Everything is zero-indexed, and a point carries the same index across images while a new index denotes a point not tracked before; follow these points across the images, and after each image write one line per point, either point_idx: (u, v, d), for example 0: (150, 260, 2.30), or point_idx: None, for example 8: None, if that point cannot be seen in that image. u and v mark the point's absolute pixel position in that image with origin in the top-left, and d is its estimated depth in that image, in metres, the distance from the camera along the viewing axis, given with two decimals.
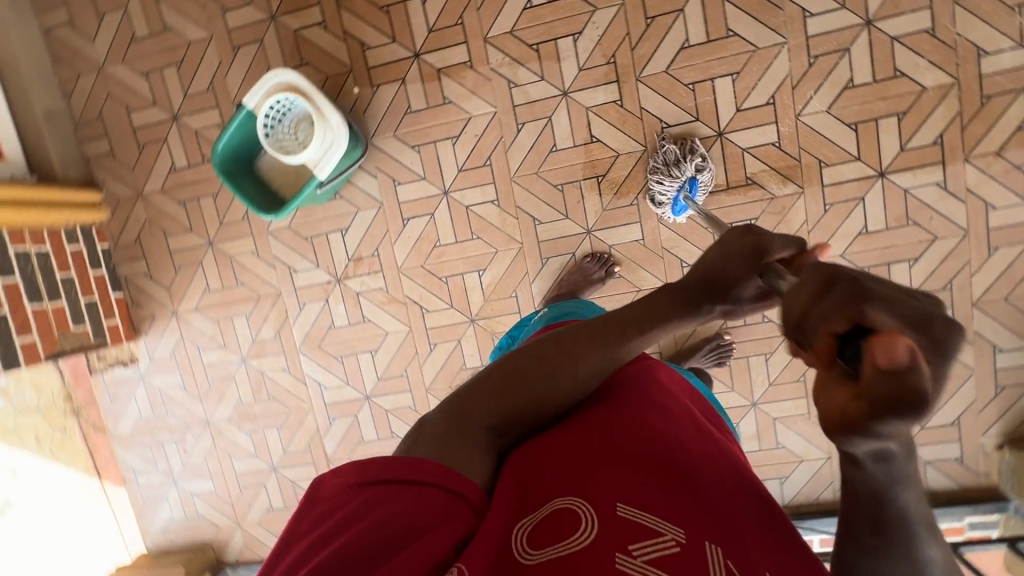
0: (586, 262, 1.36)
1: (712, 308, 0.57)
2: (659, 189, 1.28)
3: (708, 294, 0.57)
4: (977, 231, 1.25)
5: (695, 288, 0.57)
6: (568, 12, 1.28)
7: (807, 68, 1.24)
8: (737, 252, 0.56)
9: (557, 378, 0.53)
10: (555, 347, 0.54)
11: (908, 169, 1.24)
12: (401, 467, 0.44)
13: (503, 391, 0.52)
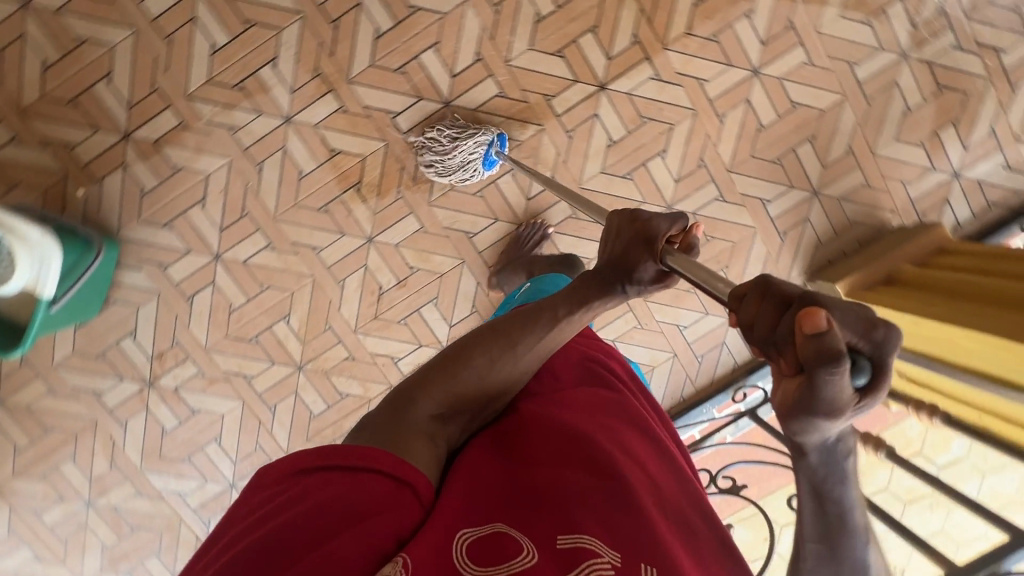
0: (522, 231, 1.35)
1: (621, 288, 0.69)
2: (460, 164, 1.28)
3: (608, 278, 0.69)
4: (702, 106, 1.34)
5: (607, 267, 0.69)
6: (255, 42, 1.27)
7: (496, 16, 1.28)
8: (631, 237, 0.69)
9: (490, 363, 0.64)
10: (492, 339, 0.65)
11: (622, 75, 1.32)
12: (354, 455, 0.50)
13: (444, 379, 0.62)
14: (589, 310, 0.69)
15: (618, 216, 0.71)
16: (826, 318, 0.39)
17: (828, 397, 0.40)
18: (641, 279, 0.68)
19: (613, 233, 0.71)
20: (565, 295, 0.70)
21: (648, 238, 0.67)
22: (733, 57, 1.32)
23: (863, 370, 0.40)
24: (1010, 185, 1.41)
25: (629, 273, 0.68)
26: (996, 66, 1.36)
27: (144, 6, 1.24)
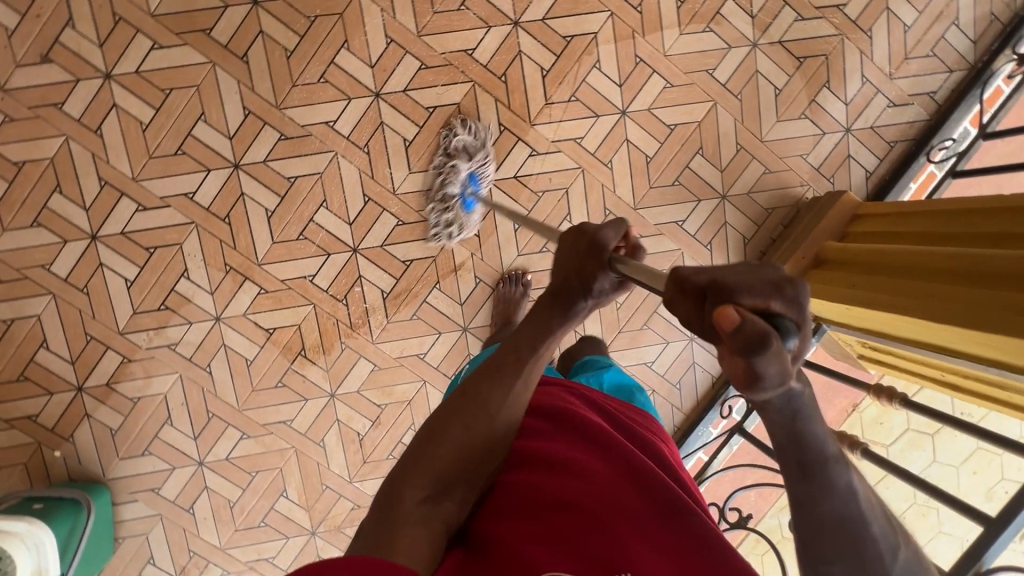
0: (500, 289, 1.38)
1: (581, 304, 0.71)
2: (445, 204, 1.34)
3: (566, 298, 0.71)
4: (587, 160, 1.38)
5: (562, 286, 0.71)
6: (163, 263, 1.33)
7: (369, 157, 1.34)
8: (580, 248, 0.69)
9: (467, 430, 0.65)
10: (464, 403, 0.67)
11: (503, 162, 1.37)
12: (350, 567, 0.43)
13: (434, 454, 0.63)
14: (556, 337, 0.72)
15: (567, 232, 0.71)
16: (739, 308, 0.40)
17: (771, 371, 0.40)
18: (600, 290, 0.69)
19: (564, 253, 0.71)
20: (530, 332, 0.72)
21: (596, 245, 0.67)
22: (597, 107, 1.37)
23: (792, 335, 0.41)
24: (903, 120, 1.44)
25: (589, 289, 0.69)
26: (844, 20, 1.40)
27: (53, 270, 1.31)
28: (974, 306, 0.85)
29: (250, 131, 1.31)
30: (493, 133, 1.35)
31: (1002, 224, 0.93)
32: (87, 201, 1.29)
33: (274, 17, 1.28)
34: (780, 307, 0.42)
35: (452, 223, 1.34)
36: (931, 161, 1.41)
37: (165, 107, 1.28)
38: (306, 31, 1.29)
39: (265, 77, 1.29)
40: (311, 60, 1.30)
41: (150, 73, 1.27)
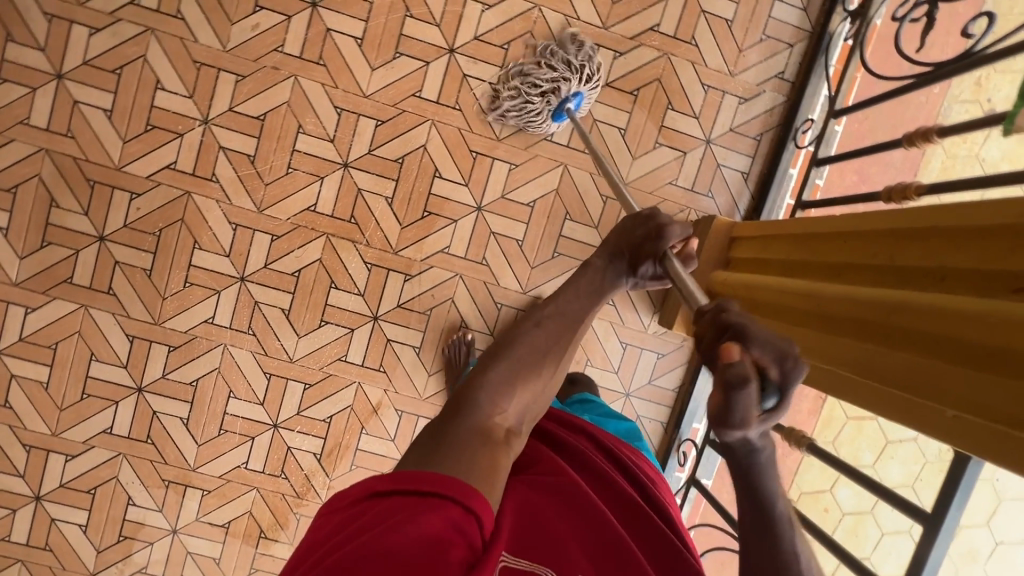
0: (450, 349, 1.36)
1: (625, 282, 0.83)
2: (527, 97, 1.27)
3: (618, 270, 0.83)
4: (461, 265, 1.38)
5: (623, 257, 0.82)
6: (108, 498, 1.38)
7: (257, 337, 1.37)
8: (636, 236, 0.82)
9: (528, 376, 0.71)
10: (535, 329, 0.75)
11: (383, 296, 1.38)
12: (424, 483, 0.54)
13: (497, 376, 0.69)
14: (606, 296, 0.82)
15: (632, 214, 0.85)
16: (742, 354, 0.49)
17: (743, 414, 0.49)
18: (642, 274, 0.82)
19: (635, 225, 0.83)
20: (590, 284, 0.81)
21: (660, 237, 0.80)
22: (452, 212, 1.37)
23: (771, 396, 0.50)
24: (761, 110, 1.38)
25: (633, 270, 0.82)
26: (663, 39, 1.36)
27: (13, 539, 1.37)
28: (841, 366, 0.77)
29: (141, 353, 1.35)
30: (363, 275, 1.37)
31: (841, 254, 0.86)
32: (20, 468, 1.36)
33: (123, 244, 1.32)
34: (778, 369, 0.49)
35: (541, 117, 1.30)
36: (800, 147, 1.35)
37: (57, 361, 1.34)
38: (157, 246, 1.33)
39: (136, 299, 1.34)
40: (172, 268, 1.34)
41: (32, 336, 1.33)
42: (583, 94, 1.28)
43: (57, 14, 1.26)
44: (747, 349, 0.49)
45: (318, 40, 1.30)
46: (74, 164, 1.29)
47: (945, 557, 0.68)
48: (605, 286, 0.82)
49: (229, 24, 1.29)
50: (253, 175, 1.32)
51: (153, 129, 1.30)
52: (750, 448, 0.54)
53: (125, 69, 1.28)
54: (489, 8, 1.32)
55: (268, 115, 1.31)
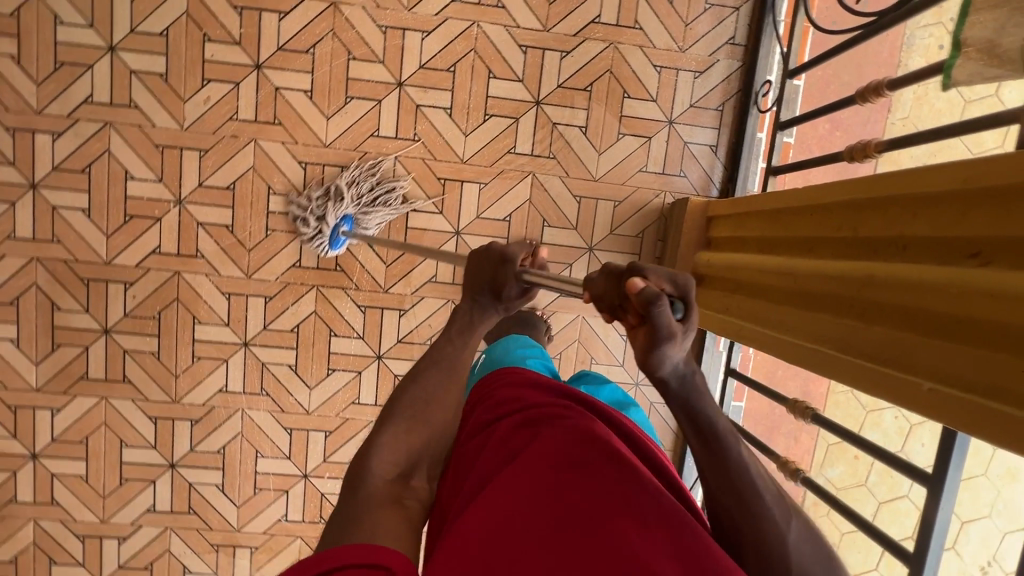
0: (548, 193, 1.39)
1: (494, 312, 0.82)
2: (326, 202, 1.33)
3: (485, 303, 0.81)
4: (451, 290, 1.41)
5: (482, 284, 0.80)
6: (165, 570, 1.45)
7: (271, 395, 1.41)
8: (490, 267, 0.79)
9: (416, 422, 0.71)
10: (413, 381, 0.75)
11: (382, 334, 1.41)
12: (331, 556, 0.51)
13: (393, 433, 0.69)
14: (478, 329, 0.81)
15: (478, 249, 0.82)
16: (645, 280, 0.51)
17: (664, 327, 0.50)
18: (511, 298, 0.80)
19: (483, 261, 0.80)
20: (460, 326, 0.80)
21: (507, 260, 0.78)
22: (433, 241, 1.39)
23: (679, 308, 0.52)
24: (717, 81, 1.37)
25: (500, 295, 0.80)
26: (607, 29, 1.35)
27: None
28: (824, 345, 0.77)
29: (166, 432, 1.41)
30: (359, 318, 1.40)
31: (810, 229, 0.86)
32: (80, 556, 1.43)
33: (127, 333, 1.37)
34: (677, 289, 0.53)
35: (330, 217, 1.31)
36: (763, 111, 1.34)
37: (91, 453, 1.40)
38: (159, 328, 1.37)
39: (150, 382, 1.39)
40: (178, 346, 1.38)
41: (63, 434, 1.39)
42: (350, 215, 1.34)
43: (18, 126, 1.29)
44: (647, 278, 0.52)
45: (269, 100, 1.32)
46: (65, 266, 1.34)
47: (951, 515, 0.70)
48: (475, 323, 0.81)
49: (182, 102, 1.31)
50: (235, 243, 1.36)
51: (131, 218, 1.34)
52: (676, 369, 0.54)
53: (93, 166, 1.32)
54: (428, 34, 1.32)
55: (236, 183, 1.34)
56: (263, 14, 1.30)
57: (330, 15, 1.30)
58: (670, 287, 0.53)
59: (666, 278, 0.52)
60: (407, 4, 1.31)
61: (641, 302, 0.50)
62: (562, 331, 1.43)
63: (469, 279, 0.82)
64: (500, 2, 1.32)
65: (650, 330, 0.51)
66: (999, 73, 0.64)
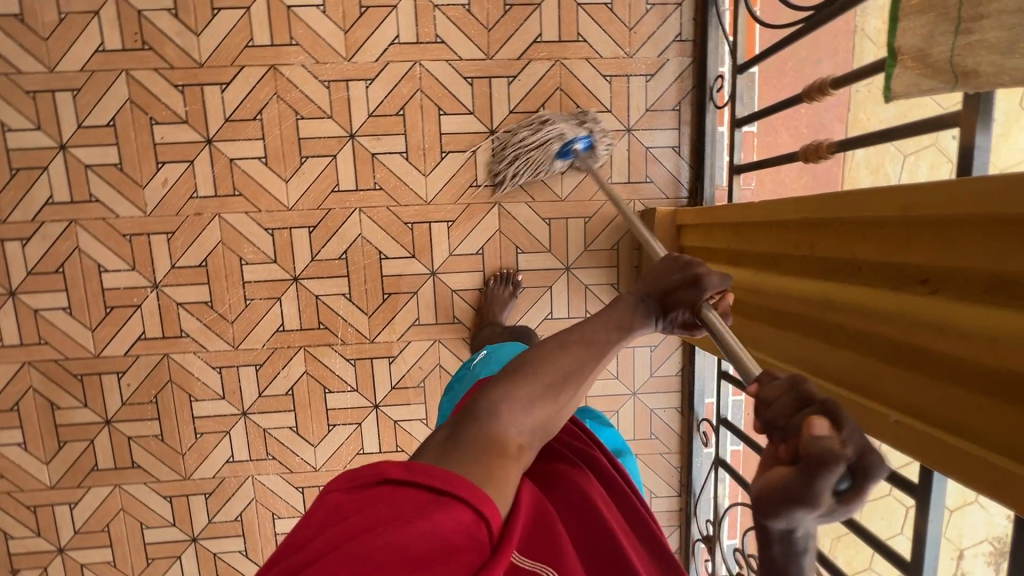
0: (493, 283, 1.38)
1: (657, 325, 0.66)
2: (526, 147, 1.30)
3: (644, 316, 0.65)
4: (436, 330, 1.41)
5: (654, 297, 0.65)
6: None
7: (278, 458, 1.43)
8: (677, 279, 0.65)
9: (550, 393, 0.60)
10: (559, 351, 0.62)
11: (375, 384, 1.42)
12: (437, 476, 0.51)
13: (528, 395, 0.59)
14: (628, 338, 0.65)
15: (670, 256, 0.68)
16: (828, 430, 0.37)
17: (813, 497, 0.37)
18: (673, 318, 0.65)
19: (670, 268, 0.66)
20: (613, 321, 0.64)
21: (696, 286, 0.64)
22: (410, 286, 1.39)
23: (849, 482, 0.38)
24: (670, 81, 1.35)
25: (667, 312, 0.65)
26: (550, 48, 1.33)
27: None
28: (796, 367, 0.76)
29: (183, 509, 1.44)
30: (351, 371, 1.41)
31: (772, 244, 0.85)
32: None
33: (129, 420, 1.39)
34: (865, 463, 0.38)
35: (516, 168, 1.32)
36: (720, 106, 1.32)
37: (114, 539, 1.44)
38: (158, 411, 1.39)
39: (159, 464, 1.41)
40: (180, 425, 1.40)
41: (86, 525, 1.42)
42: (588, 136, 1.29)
43: None
44: (839, 427, 0.38)
45: (226, 173, 1.32)
46: (57, 365, 1.36)
47: (942, 526, 0.70)
48: (627, 329, 0.64)
49: (141, 189, 1.32)
50: (217, 318, 1.37)
51: (113, 309, 1.35)
52: (799, 533, 0.41)
53: (66, 265, 1.33)
54: (371, 81, 1.31)
55: (208, 259, 1.35)
56: (205, 88, 1.29)
57: (271, 79, 1.29)
58: (861, 447, 0.38)
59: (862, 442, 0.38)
60: (346, 55, 1.30)
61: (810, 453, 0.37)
62: None
63: (651, 280, 0.66)
64: (439, 37, 1.30)
65: (798, 487, 0.37)
66: (934, 84, 0.62)
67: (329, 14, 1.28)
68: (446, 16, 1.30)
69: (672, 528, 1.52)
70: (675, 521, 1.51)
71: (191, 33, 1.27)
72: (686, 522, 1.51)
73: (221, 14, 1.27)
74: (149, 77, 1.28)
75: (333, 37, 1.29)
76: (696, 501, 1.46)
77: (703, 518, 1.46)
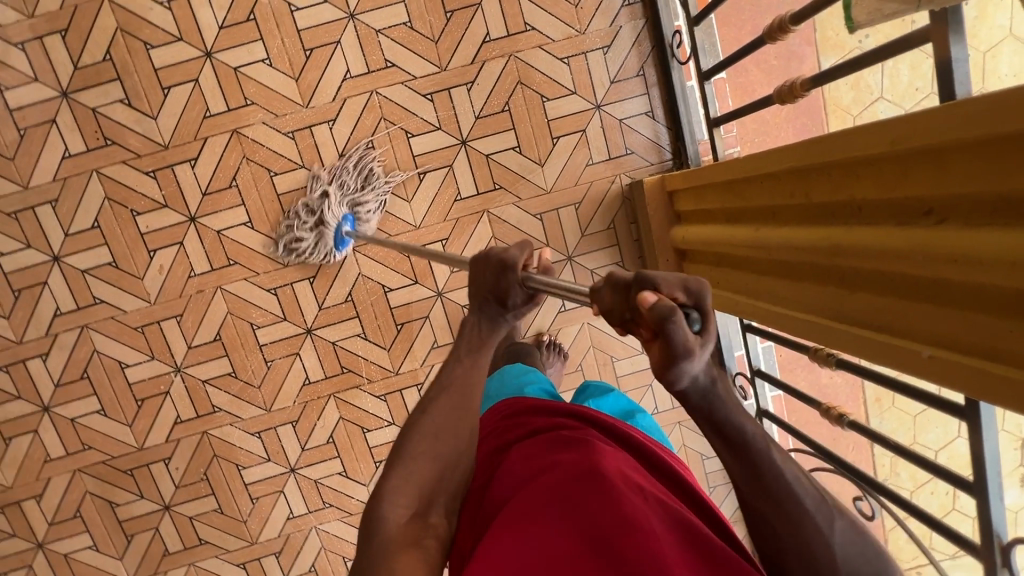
0: None
1: (506, 318, 0.75)
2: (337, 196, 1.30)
3: (490, 314, 0.74)
4: None
5: (490, 294, 0.73)
6: None
7: (335, 504, 1.46)
8: (492, 278, 0.72)
9: (437, 444, 0.65)
10: (426, 416, 0.67)
11: (410, 414, 1.43)
12: None
13: (406, 475, 0.62)
14: (487, 346, 0.74)
15: (479, 256, 0.74)
16: (654, 293, 0.45)
17: (682, 346, 0.44)
18: (514, 304, 0.73)
19: (483, 272, 0.73)
20: (467, 342, 0.74)
21: (507, 268, 0.71)
22: (420, 311, 1.39)
23: (695, 320, 0.45)
24: (628, 47, 1.32)
25: (503, 302, 0.73)
26: (500, 45, 1.30)
27: None
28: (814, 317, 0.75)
29: (258, 571, 1.47)
30: (383, 407, 1.42)
31: (769, 197, 0.83)
32: None
33: (186, 501, 1.43)
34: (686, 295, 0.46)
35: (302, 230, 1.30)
36: (684, 61, 1.29)
37: None
38: (211, 487, 1.42)
39: (225, 536, 1.45)
40: (234, 496, 1.43)
41: None
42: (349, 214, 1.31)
43: (8, 362, 1.33)
44: (656, 288, 0.45)
45: (217, 245, 1.33)
46: (105, 466, 1.39)
47: (998, 442, 0.69)
48: (485, 337, 0.74)
49: (140, 280, 1.33)
50: (243, 386, 1.38)
51: (143, 401, 1.37)
52: (697, 378, 0.47)
53: (89, 369, 1.35)
54: (333, 121, 1.30)
55: (221, 332, 1.36)
56: (176, 168, 1.30)
57: (236, 143, 1.29)
58: (683, 295, 0.46)
59: (677, 290, 0.46)
60: (302, 102, 1.29)
61: (651, 315, 0.44)
62: (573, 344, 1.43)
63: (475, 295, 0.75)
64: (389, 62, 1.29)
65: (667, 340, 0.44)
66: (896, 8, 0.59)
67: (276, 66, 1.27)
68: (391, 38, 1.28)
69: (729, 482, 1.53)
70: (731, 475, 1.52)
71: (149, 118, 1.27)
72: None
73: (173, 91, 1.27)
74: (120, 171, 1.29)
75: (285, 87, 1.28)
76: None
77: None
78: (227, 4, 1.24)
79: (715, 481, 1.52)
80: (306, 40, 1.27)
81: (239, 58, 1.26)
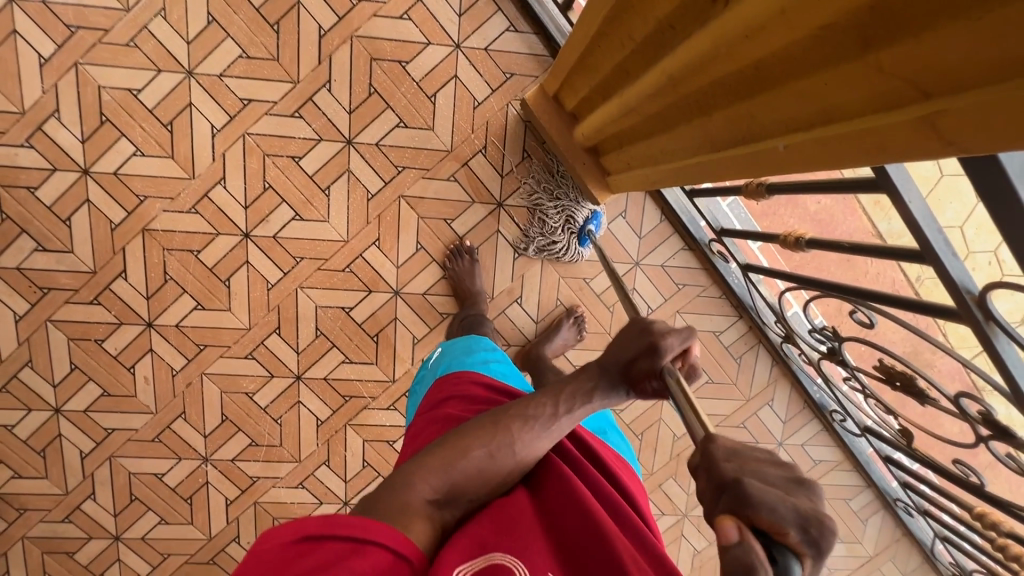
0: (452, 266, 1.35)
1: (626, 394, 0.74)
2: (549, 236, 1.35)
3: (613, 383, 0.73)
4: (434, 335, 1.41)
5: (619, 370, 0.72)
6: None
7: None
8: (635, 350, 0.71)
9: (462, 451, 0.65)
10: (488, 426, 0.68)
11: None
12: (354, 525, 0.51)
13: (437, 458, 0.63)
14: (589, 406, 0.72)
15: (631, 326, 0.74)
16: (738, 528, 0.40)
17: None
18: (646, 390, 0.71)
19: (627, 342, 0.72)
20: (567, 396, 0.72)
21: (655, 353, 0.69)
22: (386, 316, 1.39)
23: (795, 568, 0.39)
24: None
25: (633, 386, 0.72)
26: (337, 32, 1.25)
27: None
28: (695, 157, 0.71)
29: None
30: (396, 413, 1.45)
31: (610, 58, 0.77)
32: None
33: None
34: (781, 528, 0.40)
35: (539, 230, 1.35)
36: None
37: None
38: None
39: None
40: None
41: None
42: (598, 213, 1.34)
43: (68, 512, 1.44)
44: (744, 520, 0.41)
45: (183, 338, 1.37)
46: (190, 563, 1.49)
47: (922, 200, 0.66)
48: (591, 396, 0.73)
49: (135, 397, 1.39)
50: (268, 449, 1.44)
51: (192, 498, 1.45)
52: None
53: (134, 491, 1.44)
54: (224, 180, 1.30)
55: (225, 412, 1.41)
56: (113, 287, 1.33)
57: (151, 241, 1.31)
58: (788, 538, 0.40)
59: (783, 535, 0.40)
60: (188, 174, 1.29)
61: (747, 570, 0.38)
62: (543, 284, 1.41)
63: (609, 361, 0.73)
64: (245, 99, 1.27)
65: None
66: None
67: (149, 152, 1.27)
68: (235, 77, 1.25)
69: (752, 348, 1.49)
70: (750, 340, 1.48)
71: (67, 253, 1.30)
72: (760, 334, 1.47)
73: (74, 220, 1.29)
74: (68, 311, 1.33)
75: (167, 169, 1.28)
76: (755, 312, 1.40)
77: (770, 330, 1.40)
78: (77, 117, 1.24)
79: (739, 353, 1.48)
80: (162, 116, 1.26)
81: (114, 161, 1.27)
